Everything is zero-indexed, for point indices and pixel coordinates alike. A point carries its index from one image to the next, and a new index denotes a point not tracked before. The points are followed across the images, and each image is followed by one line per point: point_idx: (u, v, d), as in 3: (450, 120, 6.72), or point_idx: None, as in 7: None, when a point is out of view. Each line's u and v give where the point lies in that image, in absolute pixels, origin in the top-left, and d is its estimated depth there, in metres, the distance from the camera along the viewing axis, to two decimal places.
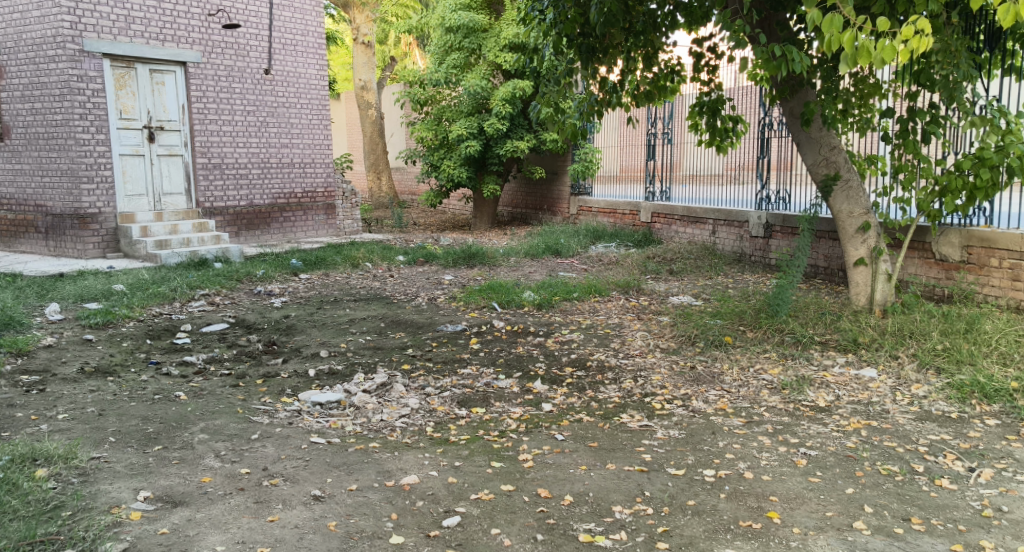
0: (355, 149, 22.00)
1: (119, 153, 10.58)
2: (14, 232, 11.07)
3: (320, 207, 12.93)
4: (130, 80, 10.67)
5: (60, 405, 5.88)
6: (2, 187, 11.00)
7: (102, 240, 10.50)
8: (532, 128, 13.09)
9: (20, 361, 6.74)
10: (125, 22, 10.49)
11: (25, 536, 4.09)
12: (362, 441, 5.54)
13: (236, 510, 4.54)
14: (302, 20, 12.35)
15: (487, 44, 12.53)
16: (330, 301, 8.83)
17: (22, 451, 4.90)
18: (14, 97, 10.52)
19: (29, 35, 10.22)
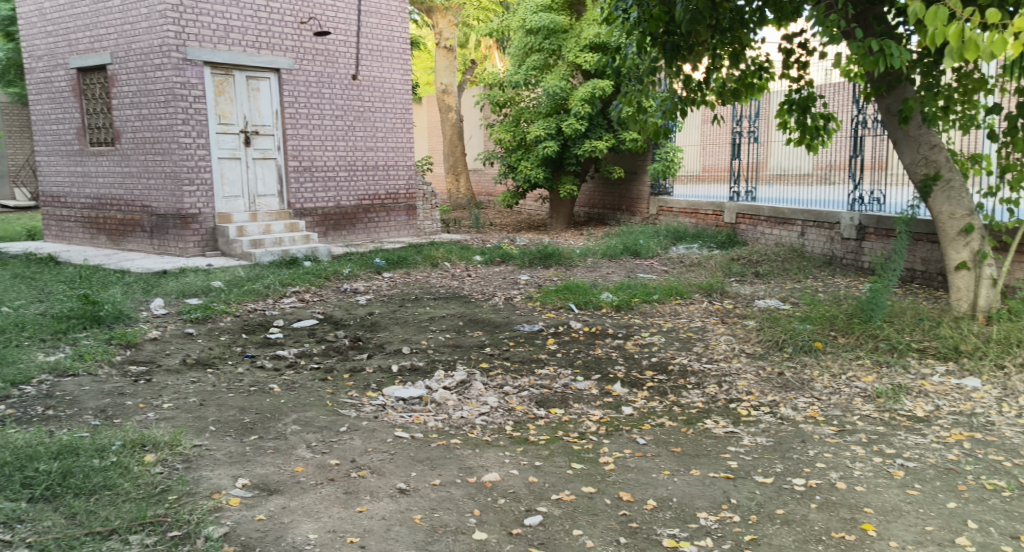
0: (435, 151, 22.29)
1: (218, 157, 10.96)
2: (122, 231, 11.58)
3: (402, 208, 13.13)
4: (229, 87, 11.03)
5: (165, 394, 6.13)
6: (112, 189, 11.54)
7: (202, 239, 10.87)
8: (612, 128, 13.00)
9: (129, 352, 7.05)
10: (224, 31, 10.83)
11: (136, 518, 4.28)
12: (445, 437, 5.60)
13: (326, 500, 4.65)
14: (388, 27, 12.58)
15: (568, 44, 12.50)
16: (411, 300, 8.95)
17: (131, 437, 5.12)
18: (124, 103, 11.03)
19: (138, 45, 10.67)
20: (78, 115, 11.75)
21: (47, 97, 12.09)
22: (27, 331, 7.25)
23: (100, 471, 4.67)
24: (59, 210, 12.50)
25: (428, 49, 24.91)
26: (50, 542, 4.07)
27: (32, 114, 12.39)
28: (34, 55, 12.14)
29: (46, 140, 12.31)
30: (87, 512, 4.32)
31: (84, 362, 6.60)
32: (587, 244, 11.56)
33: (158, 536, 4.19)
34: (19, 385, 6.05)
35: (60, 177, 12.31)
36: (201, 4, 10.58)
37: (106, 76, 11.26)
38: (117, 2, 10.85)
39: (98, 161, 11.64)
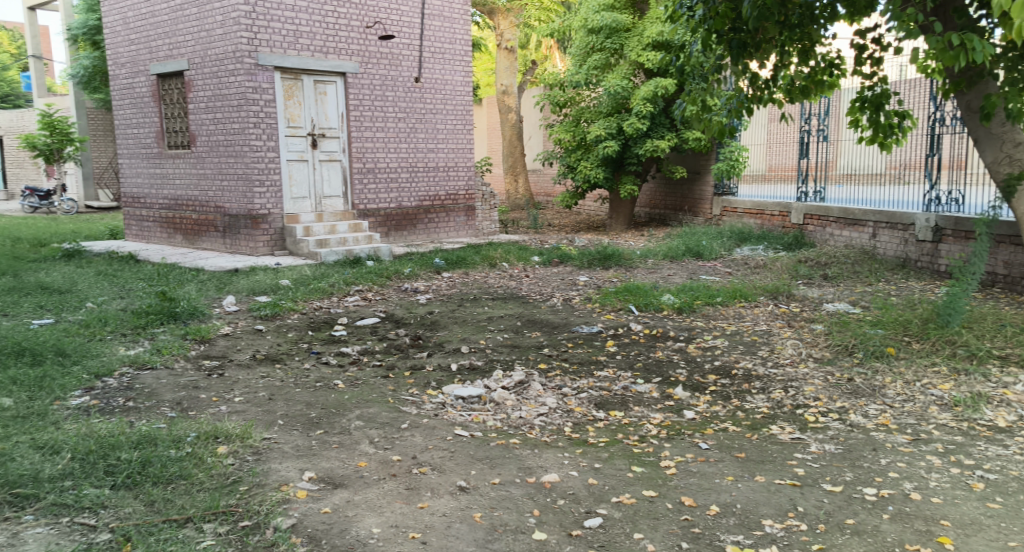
0: (494, 152, 22.37)
1: (286, 159, 11.17)
2: (197, 231, 11.90)
3: (461, 209, 13.20)
4: (298, 91, 11.23)
5: (237, 388, 6.25)
6: (188, 191, 11.86)
7: (271, 239, 11.08)
8: (674, 128, 12.85)
9: (203, 347, 7.23)
10: (294, 37, 11.02)
11: (210, 507, 4.38)
12: (504, 437, 5.59)
13: (389, 495, 4.69)
14: (450, 29, 12.66)
15: (630, 43, 12.41)
16: (470, 300, 8.97)
17: (205, 429, 5.24)
18: (200, 108, 11.31)
19: (213, 51, 10.92)
20: (158, 119, 12.12)
21: (129, 102, 12.53)
22: (108, 326, 7.50)
23: (176, 461, 4.79)
24: (139, 210, 12.93)
25: (489, 50, 25.01)
26: (130, 528, 4.19)
27: (116, 119, 12.86)
28: (118, 62, 12.61)
29: (128, 143, 12.75)
30: (165, 500, 4.44)
31: (161, 356, 6.80)
32: (649, 245, 11.48)
33: (230, 525, 4.29)
34: (100, 377, 6.25)
35: (140, 179, 12.73)
36: (273, 11, 10.79)
37: (183, 82, 11.57)
38: (194, 10, 11.12)
39: (175, 164, 11.97)
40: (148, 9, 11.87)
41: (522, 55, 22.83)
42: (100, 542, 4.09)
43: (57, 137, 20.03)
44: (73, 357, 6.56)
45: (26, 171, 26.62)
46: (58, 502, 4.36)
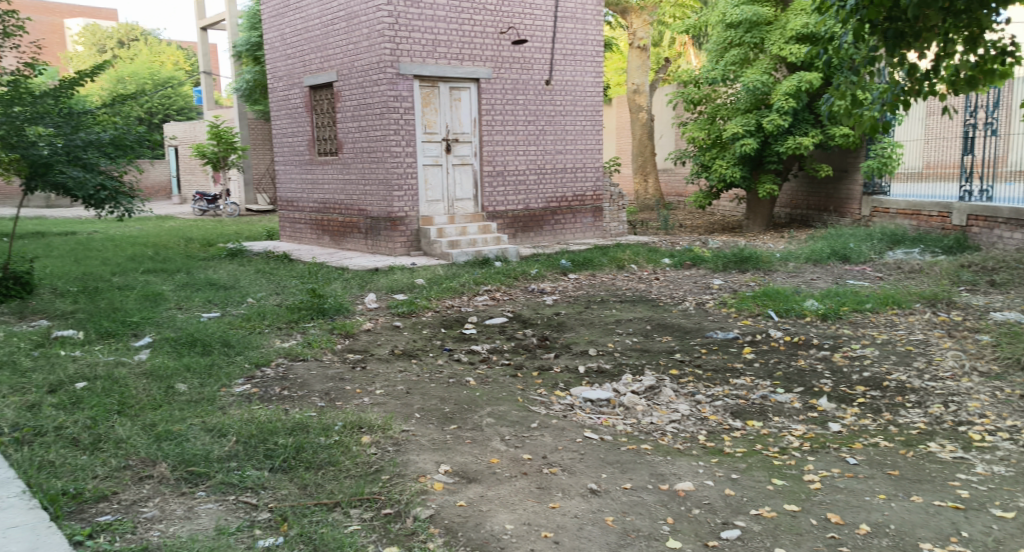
0: (623, 151, 22.10)
1: (423, 164, 11.37)
2: (343, 232, 12.37)
3: (589, 210, 13.06)
4: (434, 98, 11.40)
5: (377, 381, 6.39)
6: (335, 194, 12.37)
7: (408, 240, 11.33)
8: (819, 124, 12.27)
9: (347, 341, 7.46)
10: (432, 46, 11.22)
11: (356, 493, 4.52)
12: (634, 442, 5.43)
13: (521, 493, 4.67)
14: (583, 31, 12.57)
15: (772, 37, 11.98)
16: (597, 302, 8.83)
17: (351, 418, 5.39)
18: (347, 117, 11.80)
19: (359, 62, 11.33)
20: (309, 128, 12.74)
21: (285, 113, 13.28)
22: (266, 320, 7.89)
23: (326, 448, 4.97)
24: (292, 213, 13.60)
25: (621, 50, 24.78)
26: (287, 509, 4.37)
27: (274, 129, 13.64)
28: (276, 75, 13.40)
29: (283, 150, 13.49)
30: (316, 484, 4.62)
31: (311, 348, 7.07)
32: (789, 247, 11.06)
33: (373, 512, 4.41)
34: (259, 366, 6.53)
35: (293, 184, 13.38)
36: (414, 21, 11.04)
37: (333, 92, 12.09)
38: (343, 23, 11.59)
39: (325, 169, 12.51)
40: (303, 24, 12.51)
41: (654, 53, 22.45)
42: (260, 521, 4.28)
43: (223, 146, 21.18)
44: (236, 347, 6.91)
45: (196, 177, 28.42)
46: (224, 481, 4.60)
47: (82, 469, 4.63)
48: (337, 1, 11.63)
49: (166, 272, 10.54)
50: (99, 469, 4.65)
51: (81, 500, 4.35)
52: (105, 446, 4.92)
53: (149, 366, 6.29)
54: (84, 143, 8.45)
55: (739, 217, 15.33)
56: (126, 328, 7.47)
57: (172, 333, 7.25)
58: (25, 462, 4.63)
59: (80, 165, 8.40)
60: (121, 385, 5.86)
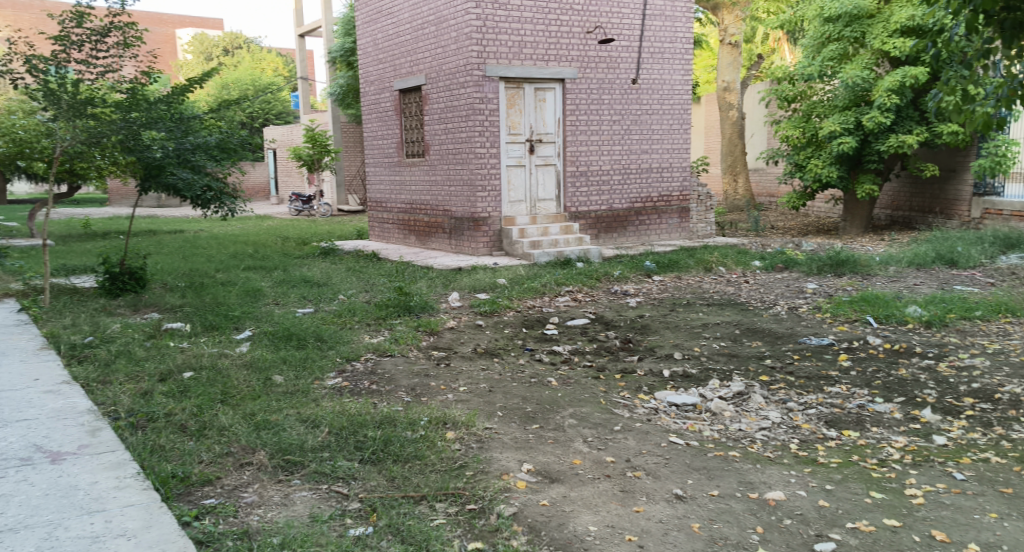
0: (712, 151, 21.68)
1: (506, 165, 11.40)
2: (428, 232, 12.48)
3: (674, 211, 12.81)
4: (519, 99, 11.43)
5: (461, 378, 6.37)
6: (421, 195, 12.50)
7: (490, 240, 11.38)
8: (923, 121, 11.73)
9: (431, 338, 7.48)
10: (518, 47, 11.22)
11: (441, 488, 4.50)
12: (721, 448, 5.25)
13: (604, 495, 4.55)
14: (671, 28, 12.32)
15: (873, 31, 11.53)
16: (683, 305, 8.62)
17: (436, 414, 5.40)
18: (434, 119, 11.93)
19: (447, 66, 11.43)
20: (398, 130, 12.91)
21: (376, 116, 13.50)
22: (356, 317, 8.00)
23: (412, 442, 4.98)
24: (380, 213, 13.80)
25: (711, 48, 24.47)
26: (375, 500, 4.38)
27: (365, 132, 13.88)
28: (368, 80, 13.64)
29: (373, 153, 13.72)
30: (403, 477, 4.61)
31: (398, 344, 7.11)
32: (889, 250, 10.61)
33: (458, 507, 4.37)
34: (350, 360, 6.60)
35: (383, 185, 13.57)
36: (501, 23, 11.05)
37: (421, 95, 12.23)
38: (433, 28, 11.70)
39: (412, 171, 12.66)
40: (395, 30, 12.68)
41: (747, 49, 22.04)
42: (351, 510, 4.29)
43: (318, 149, 21.70)
44: (328, 342, 7.01)
45: (292, 179, 29.21)
46: (317, 470, 4.64)
47: (189, 454, 4.74)
48: (427, 6, 11.75)
49: (266, 269, 10.80)
50: (205, 454, 4.75)
51: (188, 483, 4.43)
52: (210, 433, 5.03)
53: (249, 358, 6.45)
54: (194, 146, 8.69)
55: (835, 219, 14.78)
56: (229, 321, 7.66)
57: (271, 327, 7.40)
58: (137, 446, 4.76)
59: (189, 167, 8.68)
60: (224, 376, 6.00)
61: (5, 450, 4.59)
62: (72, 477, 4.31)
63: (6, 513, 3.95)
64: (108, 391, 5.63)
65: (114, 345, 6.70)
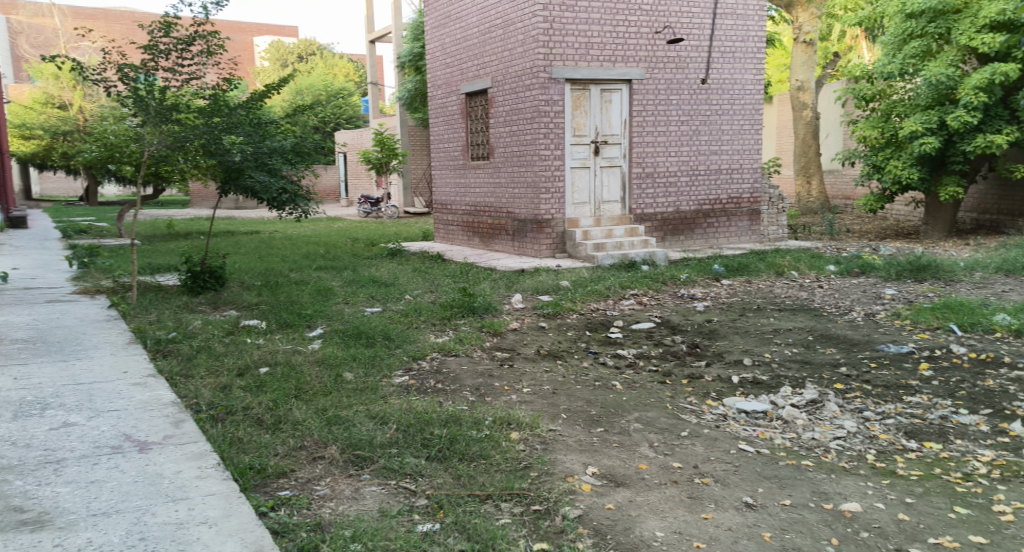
0: (784, 152, 21.23)
1: (570, 167, 11.35)
2: (491, 234, 12.48)
3: (745, 213, 12.53)
4: (585, 101, 11.37)
5: (524, 379, 6.31)
6: (485, 197, 12.51)
7: (553, 243, 11.34)
8: (1013, 119, 11.25)
9: (495, 339, 7.45)
10: (585, 48, 11.16)
11: (506, 487, 4.45)
12: (794, 457, 5.07)
13: (672, 501, 4.44)
14: (744, 27, 12.07)
15: (960, 26, 11.14)
16: (753, 310, 8.41)
17: (500, 414, 5.35)
18: (499, 122, 11.94)
19: (514, 68, 11.42)
20: (464, 133, 12.96)
21: (442, 120, 13.58)
22: (421, 316, 8.03)
23: (478, 441, 4.94)
24: (445, 215, 13.85)
25: (786, 47, 24.00)
26: (443, 496, 4.34)
27: (432, 136, 13.96)
28: (435, 84, 13.72)
29: (440, 156, 13.79)
30: (469, 475, 4.58)
31: (462, 344, 7.09)
32: (973, 256, 10.21)
33: (523, 508, 4.31)
34: (416, 358, 6.61)
35: (448, 187, 13.61)
36: (568, 25, 10.99)
37: (487, 98, 12.24)
38: (500, 31, 11.70)
39: (476, 173, 12.67)
40: (463, 34, 12.72)
41: (823, 47, 21.51)
42: (418, 506, 4.27)
43: (386, 152, 21.91)
44: (395, 340, 7.03)
45: (360, 182, 29.63)
46: (386, 466, 4.64)
47: (265, 447, 4.79)
48: (495, 9, 11.76)
49: (336, 269, 10.93)
50: (280, 447, 4.79)
51: (264, 475, 4.47)
52: (284, 426, 5.08)
53: (320, 355, 6.51)
54: (271, 150, 8.89)
55: (915, 223, 14.27)
56: (302, 319, 7.76)
57: (341, 325, 7.47)
58: (218, 437, 4.83)
59: (266, 170, 8.88)
60: (297, 372, 6.07)
61: (96, 438, 4.66)
62: (158, 465, 4.35)
63: (99, 497, 4.00)
64: (189, 385, 5.73)
65: (196, 341, 6.84)
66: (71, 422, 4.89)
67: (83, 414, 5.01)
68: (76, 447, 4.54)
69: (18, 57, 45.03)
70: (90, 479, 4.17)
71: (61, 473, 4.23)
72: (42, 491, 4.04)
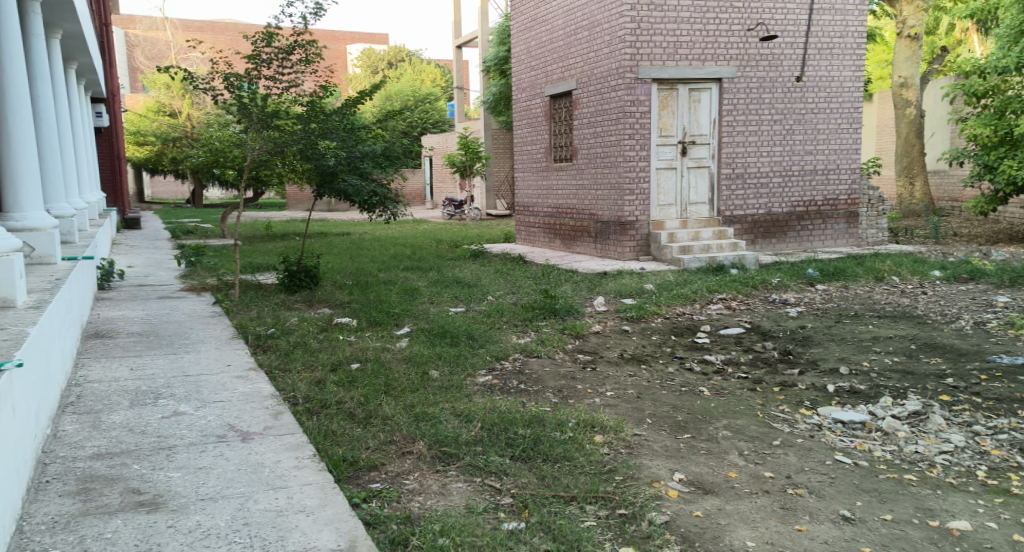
0: (886, 151, 20.51)
1: (656, 167, 11.15)
2: (574, 236, 12.36)
3: (842, 215, 12.08)
4: (673, 101, 11.15)
5: (608, 383, 6.18)
6: (568, 199, 12.41)
7: (637, 245, 11.18)
8: None
9: (578, 342, 7.33)
10: (674, 48, 10.94)
11: (591, 489, 4.33)
12: (895, 471, 4.79)
13: (763, 511, 4.24)
14: (843, 22, 11.62)
15: None
16: (850, 316, 8.05)
17: (584, 416, 5.24)
18: (583, 123, 11.82)
19: (600, 69, 11.30)
20: (547, 135, 12.89)
21: (526, 123, 13.54)
22: (504, 317, 7.98)
23: (562, 443, 4.83)
24: (527, 218, 13.79)
25: (891, 43, 23.20)
26: (527, 496, 4.25)
27: (516, 138, 13.93)
28: (520, 87, 13.70)
29: (523, 159, 13.75)
30: (553, 476, 4.48)
31: (545, 346, 7.01)
32: None
33: (609, 511, 4.19)
34: (499, 359, 6.55)
35: (530, 190, 13.56)
36: (656, 25, 10.81)
37: (572, 100, 12.14)
38: (586, 33, 11.59)
39: (559, 176, 12.58)
40: (549, 36, 12.65)
41: (931, 41, 20.67)
42: (503, 505, 4.20)
43: (469, 156, 21.98)
44: (479, 340, 6.99)
45: (445, 185, 29.89)
46: (471, 463, 4.57)
47: (357, 440, 4.80)
48: (582, 11, 11.64)
49: (423, 269, 10.99)
50: (371, 441, 4.79)
51: (357, 467, 4.48)
52: (375, 421, 5.09)
53: (407, 352, 6.52)
54: (363, 154, 9.00)
55: None
56: (389, 318, 7.79)
57: (427, 324, 7.48)
58: (313, 430, 4.87)
59: (358, 174, 9.01)
60: (386, 369, 6.09)
61: (203, 427, 4.74)
62: (259, 455, 4.39)
63: (206, 483, 4.06)
64: (287, 379, 5.82)
65: (292, 337, 6.96)
66: (181, 411, 4.99)
67: (192, 404, 5.11)
68: (185, 435, 4.63)
69: (132, 67, 47.41)
70: (198, 465, 4.24)
71: (173, 459, 4.31)
72: (156, 475, 4.13)
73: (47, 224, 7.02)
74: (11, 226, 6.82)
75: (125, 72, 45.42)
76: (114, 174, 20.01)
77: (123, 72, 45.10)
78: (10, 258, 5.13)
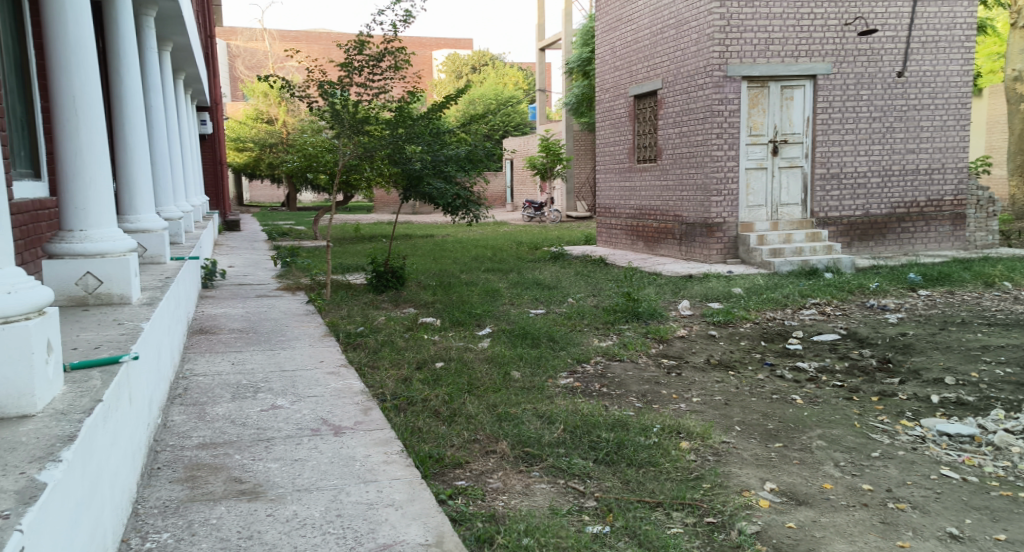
0: (998, 149, 19.57)
1: (745, 168, 10.85)
2: (657, 238, 12.13)
3: (947, 217, 11.49)
4: (763, 99, 10.83)
5: (693, 389, 5.98)
6: (651, 200, 12.18)
7: (725, 247, 10.88)
8: None
9: (662, 346, 7.13)
10: (765, 44, 10.64)
11: (678, 496, 4.15)
12: (1009, 487, 4.45)
13: (862, 525, 4.00)
14: (950, 14, 11.06)
15: None
16: (956, 324, 7.61)
17: (669, 422, 5.06)
18: (668, 123, 11.59)
19: (686, 68, 11.07)
20: (631, 136, 12.68)
21: (609, 123, 13.36)
22: (585, 320, 7.84)
23: (646, 448, 4.67)
24: (609, 220, 13.60)
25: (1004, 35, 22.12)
26: (612, 500, 4.11)
27: (599, 139, 13.77)
28: (604, 88, 13.53)
29: (605, 160, 13.58)
30: (638, 481, 4.32)
31: (628, 350, 6.84)
32: None
33: (696, 518, 4.00)
34: (581, 361, 6.41)
35: (612, 191, 13.36)
36: (747, 22, 10.54)
37: (656, 100, 11.92)
38: (673, 31, 11.36)
39: (643, 177, 12.37)
40: (634, 36, 12.43)
41: None
42: (587, 508, 4.07)
43: (551, 157, 21.92)
44: (560, 342, 6.86)
45: (528, 187, 29.88)
46: (555, 465, 4.46)
47: (442, 438, 4.75)
48: (668, 9, 11.42)
49: (505, 271, 10.93)
50: (455, 439, 4.73)
51: (442, 464, 4.42)
52: (458, 419, 5.03)
53: (489, 353, 6.45)
54: (448, 158, 9.01)
55: None
56: (472, 318, 7.75)
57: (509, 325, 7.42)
58: (400, 426, 4.84)
59: (442, 177, 9.02)
60: (469, 368, 6.04)
61: (298, 420, 4.77)
62: (349, 449, 4.37)
63: (301, 474, 4.06)
64: (374, 376, 5.82)
65: (379, 336, 6.97)
66: (277, 405, 5.03)
67: (287, 398, 5.15)
68: (281, 427, 4.66)
69: (234, 76, 49.27)
70: (294, 457, 4.25)
71: (270, 450, 4.34)
72: (255, 465, 4.15)
73: (159, 226, 7.13)
74: (127, 226, 6.98)
75: (227, 81, 47.21)
76: (215, 178, 20.71)
77: (225, 81, 46.92)
78: (128, 257, 5.24)
